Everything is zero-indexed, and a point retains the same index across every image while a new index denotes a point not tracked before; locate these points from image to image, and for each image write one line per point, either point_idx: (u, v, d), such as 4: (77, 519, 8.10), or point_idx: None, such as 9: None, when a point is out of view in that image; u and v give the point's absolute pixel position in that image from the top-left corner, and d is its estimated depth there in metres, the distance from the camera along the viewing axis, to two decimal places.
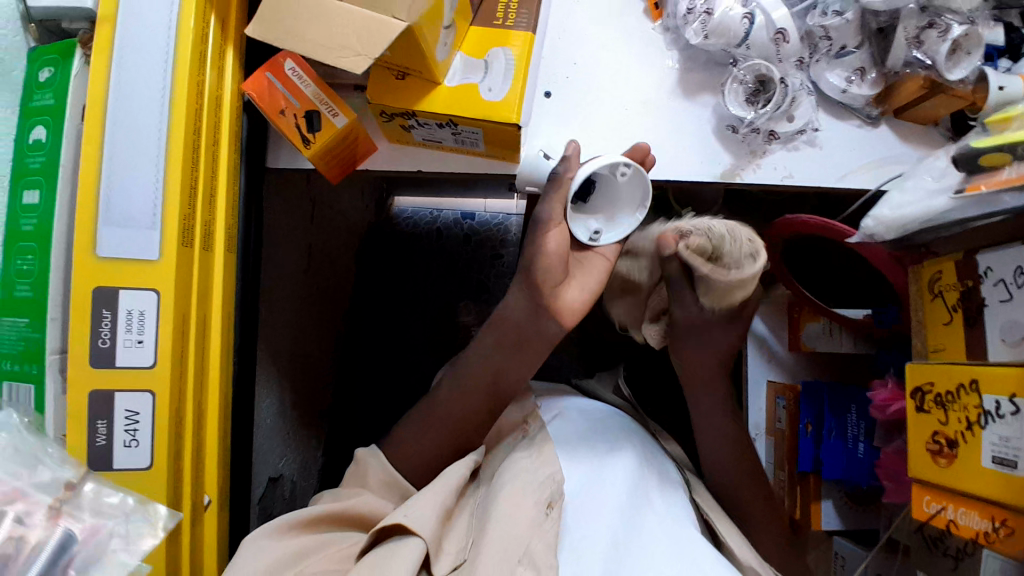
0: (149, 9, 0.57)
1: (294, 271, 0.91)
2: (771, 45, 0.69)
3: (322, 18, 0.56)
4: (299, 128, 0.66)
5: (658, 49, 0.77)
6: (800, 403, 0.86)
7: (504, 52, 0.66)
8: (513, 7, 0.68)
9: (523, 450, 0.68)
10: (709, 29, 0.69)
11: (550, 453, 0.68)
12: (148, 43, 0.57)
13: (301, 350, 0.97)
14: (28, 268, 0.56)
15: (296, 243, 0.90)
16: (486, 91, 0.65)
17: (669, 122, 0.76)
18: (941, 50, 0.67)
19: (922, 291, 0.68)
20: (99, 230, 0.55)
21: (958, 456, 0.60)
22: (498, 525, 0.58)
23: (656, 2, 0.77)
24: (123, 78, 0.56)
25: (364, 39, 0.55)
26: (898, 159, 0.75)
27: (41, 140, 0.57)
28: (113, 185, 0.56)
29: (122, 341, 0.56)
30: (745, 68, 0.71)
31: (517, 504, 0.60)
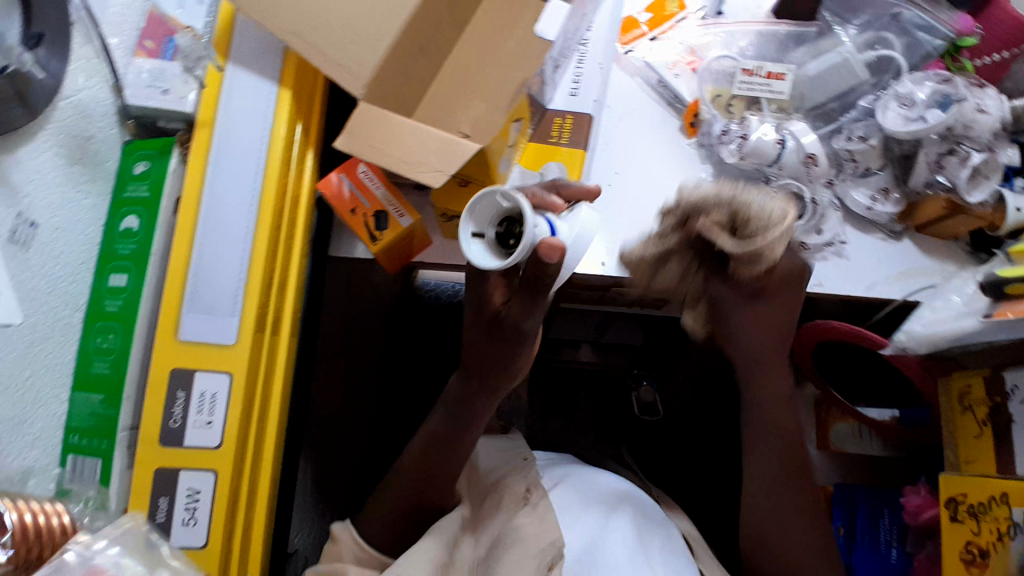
0: (248, 118, 0.64)
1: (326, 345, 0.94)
2: (802, 167, 0.75)
3: (403, 134, 0.64)
4: (367, 225, 0.72)
5: (692, 162, 0.81)
6: (832, 507, 0.86)
7: (556, 165, 0.73)
8: (566, 129, 0.75)
9: (525, 516, 0.69)
10: (745, 151, 0.76)
11: (552, 520, 0.68)
12: (244, 147, 0.63)
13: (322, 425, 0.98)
14: (109, 346, 0.59)
15: None
16: None
17: None
18: (962, 175, 0.72)
19: (953, 404, 0.70)
20: (184, 315, 0.60)
21: (992, 566, 0.59)
22: None
23: (691, 121, 0.82)
24: (218, 178, 0.62)
25: (442, 158, 0.63)
26: (924, 271, 0.78)
27: (133, 228, 0.61)
28: (201, 274, 0.61)
29: (193, 421, 0.59)
30: (778, 186, 0.76)
31: None
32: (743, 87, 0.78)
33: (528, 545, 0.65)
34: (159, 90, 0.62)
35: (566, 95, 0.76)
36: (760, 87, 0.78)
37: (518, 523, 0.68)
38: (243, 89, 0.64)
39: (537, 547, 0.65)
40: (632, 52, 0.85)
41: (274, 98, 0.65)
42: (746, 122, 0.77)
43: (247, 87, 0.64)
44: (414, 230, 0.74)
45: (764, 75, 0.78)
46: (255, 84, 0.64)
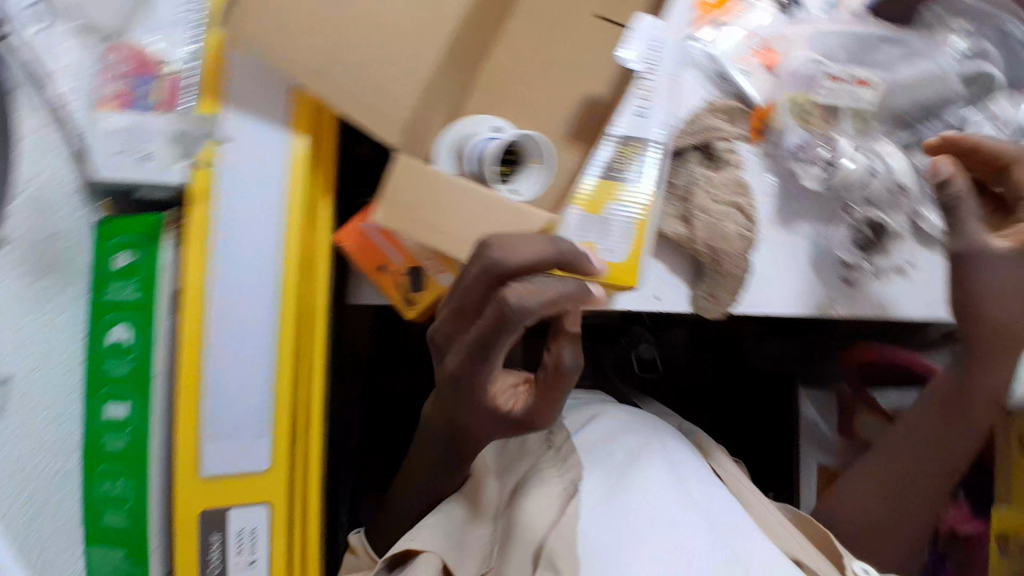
0: (253, 185, 0.49)
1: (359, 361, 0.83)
2: (887, 195, 0.69)
3: (454, 202, 0.50)
4: (397, 286, 0.60)
5: (756, 173, 0.71)
6: None
7: (623, 208, 0.62)
8: (633, 157, 0.63)
9: (551, 465, 0.60)
10: (832, 180, 0.68)
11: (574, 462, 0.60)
12: (254, 223, 0.49)
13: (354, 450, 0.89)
14: (121, 492, 0.48)
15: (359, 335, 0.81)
16: (607, 252, 0.61)
17: (773, 253, 0.70)
18: None
19: (1009, 447, 0.71)
20: (203, 447, 0.49)
21: None
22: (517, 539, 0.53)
23: (760, 127, 0.71)
24: (224, 270, 0.49)
25: (507, 235, 0.50)
26: None
27: (125, 340, 0.48)
28: (216, 395, 0.49)
29: (234, 564, 0.51)
30: (859, 215, 0.70)
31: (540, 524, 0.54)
32: (826, 94, 0.68)
33: (550, 485, 0.58)
34: (136, 156, 0.48)
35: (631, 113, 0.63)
36: (846, 96, 0.68)
37: (540, 472, 0.60)
38: (243, 146, 0.49)
39: (554, 491, 0.57)
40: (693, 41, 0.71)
41: (286, 151, 0.50)
42: (832, 143, 0.69)
43: (251, 142, 0.49)
44: None
45: (852, 81, 0.68)
46: (262, 135, 0.49)
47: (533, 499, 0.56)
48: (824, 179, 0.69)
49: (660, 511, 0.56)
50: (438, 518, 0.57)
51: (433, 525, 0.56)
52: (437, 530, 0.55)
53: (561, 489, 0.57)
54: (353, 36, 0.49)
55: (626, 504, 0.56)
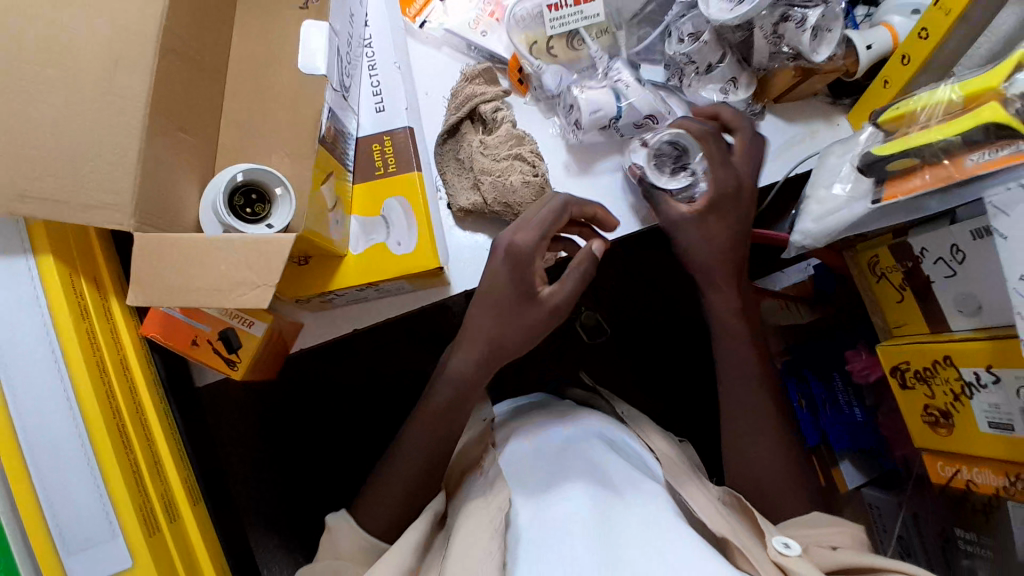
0: (17, 318, 0.53)
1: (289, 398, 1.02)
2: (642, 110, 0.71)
3: (200, 262, 0.53)
4: (218, 351, 0.63)
5: (539, 120, 0.74)
6: (786, 383, 0.89)
7: (397, 200, 0.64)
8: (389, 153, 0.65)
9: (480, 493, 0.63)
10: (581, 121, 0.70)
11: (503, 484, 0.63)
12: (33, 351, 0.53)
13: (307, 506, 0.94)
14: None
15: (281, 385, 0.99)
16: (396, 246, 0.63)
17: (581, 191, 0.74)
18: (803, 40, 0.68)
19: (865, 275, 0.69)
20: (66, 563, 0.52)
21: (956, 425, 0.61)
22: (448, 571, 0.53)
23: (519, 78, 0.74)
24: (20, 401, 0.52)
25: (257, 269, 0.52)
26: (794, 140, 0.78)
27: None
28: (59, 514, 0.52)
29: None
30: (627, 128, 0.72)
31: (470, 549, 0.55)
32: (558, 25, 0.70)
33: (479, 509, 0.60)
34: None
35: (372, 113, 0.66)
36: (572, 18, 0.70)
37: (469, 507, 0.61)
38: None
39: (488, 514, 0.58)
40: (428, 23, 0.74)
41: (37, 275, 0.54)
42: (566, 97, 0.71)
43: (1, 280, 0.53)
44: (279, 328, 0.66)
45: (571, 4, 0.69)
46: (7, 270, 0.53)
47: (466, 528, 0.57)
48: (569, 132, 0.72)
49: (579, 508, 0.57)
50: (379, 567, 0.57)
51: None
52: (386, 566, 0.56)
53: (494, 511, 0.59)
54: (50, 152, 0.52)
55: (548, 515, 0.58)
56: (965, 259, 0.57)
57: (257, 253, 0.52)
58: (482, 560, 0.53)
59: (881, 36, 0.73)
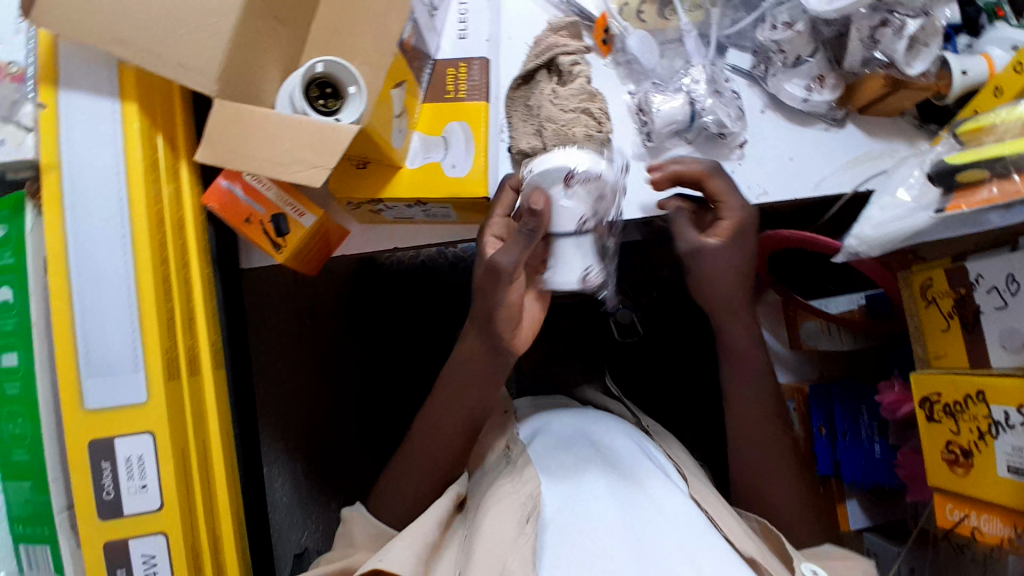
0: (93, 154, 0.56)
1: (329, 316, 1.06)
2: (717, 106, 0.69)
3: (270, 135, 0.56)
4: (267, 233, 0.66)
5: (613, 83, 0.72)
6: (810, 406, 0.84)
7: (460, 126, 0.66)
8: (462, 79, 0.67)
9: (505, 475, 0.65)
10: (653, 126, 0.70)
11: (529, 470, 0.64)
12: (101, 186, 0.56)
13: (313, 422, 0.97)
14: (20, 432, 0.56)
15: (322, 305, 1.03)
16: (450, 168, 0.65)
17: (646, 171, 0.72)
18: (898, 48, 0.65)
19: (915, 298, 0.67)
20: (83, 383, 0.55)
21: (975, 466, 0.59)
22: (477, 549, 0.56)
23: (604, 38, 0.72)
24: (79, 228, 0.55)
25: (318, 149, 0.55)
26: (871, 156, 0.73)
27: (7, 301, 0.56)
28: (88, 337, 0.55)
29: (126, 488, 0.56)
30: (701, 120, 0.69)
31: (497, 535, 0.57)
32: None
33: (505, 493, 0.62)
34: None
35: (454, 39, 0.68)
36: None
37: (497, 488, 0.63)
38: (81, 120, 0.56)
39: (516, 501, 0.61)
40: None
41: (119, 116, 0.57)
42: (642, 96, 0.70)
43: (86, 115, 0.56)
44: (324, 226, 0.68)
45: None
46: (93, 108, 0.57)
47: (495, 510, 0.60)
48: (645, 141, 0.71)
49: (608, 516, 0.59)
50: (403, 541, 0.60)
51: (405, 546, 0.59)
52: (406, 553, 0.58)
53: (520, 499, 0.61)
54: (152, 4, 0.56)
55: (577, 509, 0.60)
56: (1019, 291, 0.55)
57: (321, 136, 0.55)
58: (510, 544, 0.56)
59: (979, 63, 0.69)
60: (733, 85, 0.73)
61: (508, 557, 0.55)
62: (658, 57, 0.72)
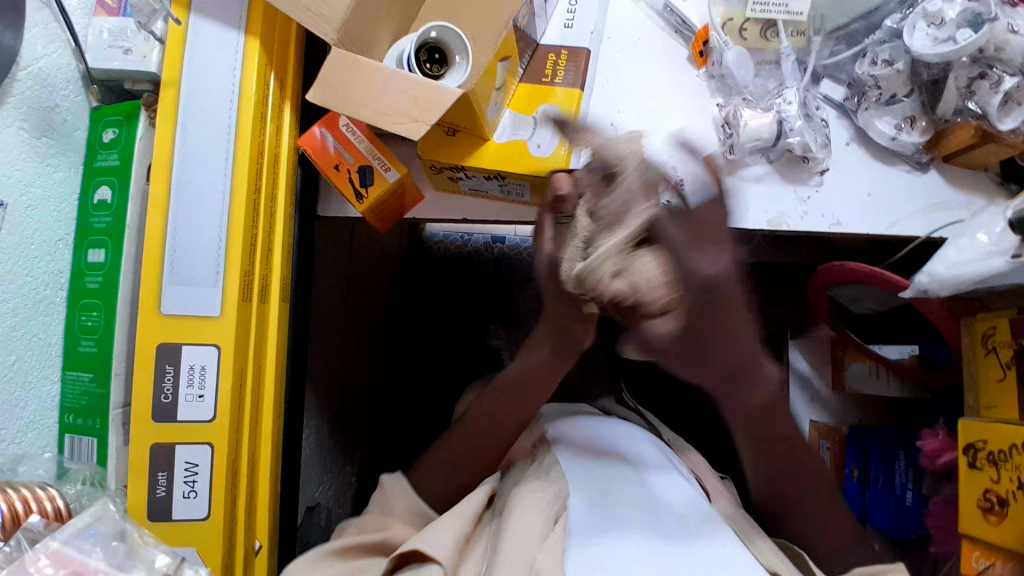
0: (213, 76, 0.59)
1: (378, 285, 1.08)
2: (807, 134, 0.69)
3: (377, 85, 0.58)
4: (352, 182, 0.68)
5: (703, 95, 0.74)
6: (845, 447, 0.83)
7: (551, 109, 0.67)
8: (561, 65, 0.69)
9: (534, 475, 0.64)
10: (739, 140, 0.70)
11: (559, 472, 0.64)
12: (214, 107, 0.59)
13: (348, 383, 0.99)
14: (94, 324, 0.58)
15: (374, 273, 1.05)
16: (536, 147, 0.66)
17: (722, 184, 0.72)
18: (993, 102, 0.65)
19: (975, 346, 0.66)
20: (164, 288, 0.57)
21: (1009, 515, 0.58)
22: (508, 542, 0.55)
23: (701, 50, 0.74)
24: (188, 143, 0.58)
25: (421, 107, 0.57)
26: (950, 205, 0.73)
27: (106, 200, 0.59)
28: (177, 245, 0.58)
29: (184, 395, 0.58)
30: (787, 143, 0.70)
31: (527, 530, 0.56)
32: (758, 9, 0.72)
33: (534, 492, 0.61)
34: (121, 49, 0.59)
35: (560, 27, 0.71)
36: (775, 7, 0.72)
37: (526, 486, 0.62)
38: (205, 42, 0.59)
39: (543, 501, 0.60)
40: None
41: (241, 48, 0.60)
42: (731, 110, 0.71)
43: (212, 40, 0.60)
44: (404, 185, 0.70)
45: None
46: (217, 33, 0.60)
47: (522, 507, 0.59)
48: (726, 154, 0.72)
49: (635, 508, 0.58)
50: (439, 526, 0.59)
51: (441, 532, 0.59)
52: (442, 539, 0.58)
53: (548, 498, 0.60)
54: None
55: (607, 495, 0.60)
56: None
57: (424, 95, 0.57)
58: (539, 542, 0.55)
59: None
60: (823, 114, 0.73)
61: (537, 555, 0.54)
62: (752, 75, 0.73)
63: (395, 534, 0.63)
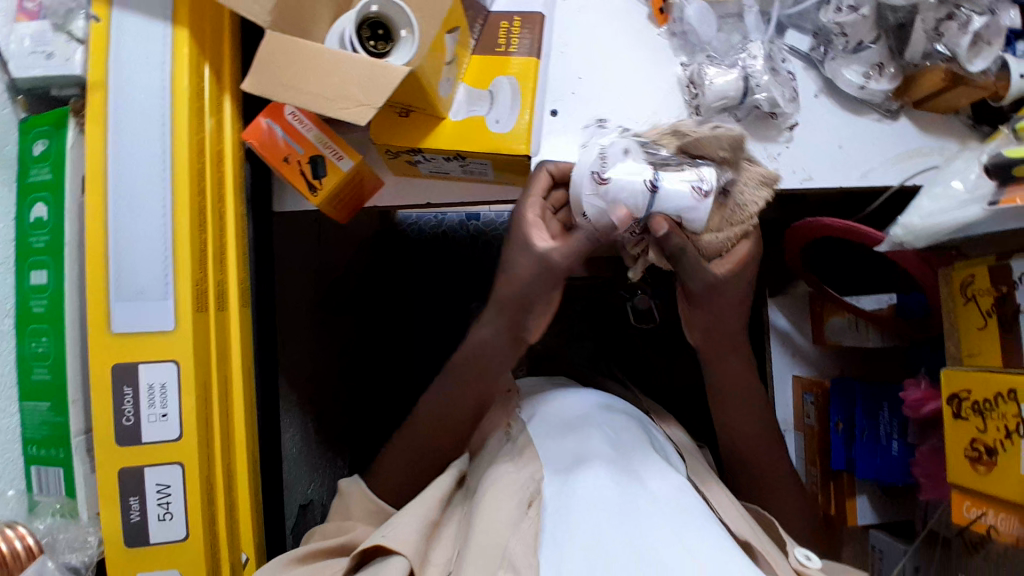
0: (142, 72, 0.55)
1: (352, 274, 1.05)
2: (773, 87, 0.66)
3: (318, 69, 0.54)
4: (304, 174, 0.64)
5: (664, 54, 0.71)
6: (830, 400, 0.83)
7: (508, 81, 0.63)
8: (514, 32, 0.65)
9: (506, 457, 0.64)
10: (707, 101, 0.67)
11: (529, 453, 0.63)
12: (145, 107, 0.55)
13: (328, 378, 0.96)
14: (44, 351, 0.55)
15: (346, 262, 1.02)
16: (494, 123, 0.63)
17: None
18: (962, 43, 0.64)
19: (954, 295, 0.66)
20: (113, 305, 0.54)
21: (998, 464, 0.58)
22: (477, 530, 0.54)
23: (661, 6, 0.71)
24: (121, 147, 0.55)
25: (366, 88, 0.53)
26: (922, 151, 0.71)
27: (43, 217, 0.55)
28: (121, 257, 0.54)
29: (147, 416, 0.55)
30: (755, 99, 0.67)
31: (498, 515, 0.56)
32: None
33: (504, 475, 0.61)
34: (43, 55, 0.55)
35: None
36: None
37: (496, 470, 0.62)
38: (130, 37, 0.55)
39: (516, 484, 0.59)
40: None
41: (169, 40, 0.56)
42: (695, 69, 0.68)
43: (136, 33, 0.56)
44: (360, 171, 0.67)
45: None
46: (144, 26, 0.56)
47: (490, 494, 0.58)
48: (693, 115, 0.69)
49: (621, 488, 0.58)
50: (409, 513, 0.58)
51: (410, 522, 0.57)
52: (413, 527, 0.56)
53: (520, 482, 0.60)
54: None
55: None
56: None
57: (370, 75, 0.53)
58: (511, 529, 0.54)
59: None
60: (789, 66, 0.71)
61: (509, 542, 0.53)
62: (716, 30, 0.69)
63: (360, 533, 0.63)
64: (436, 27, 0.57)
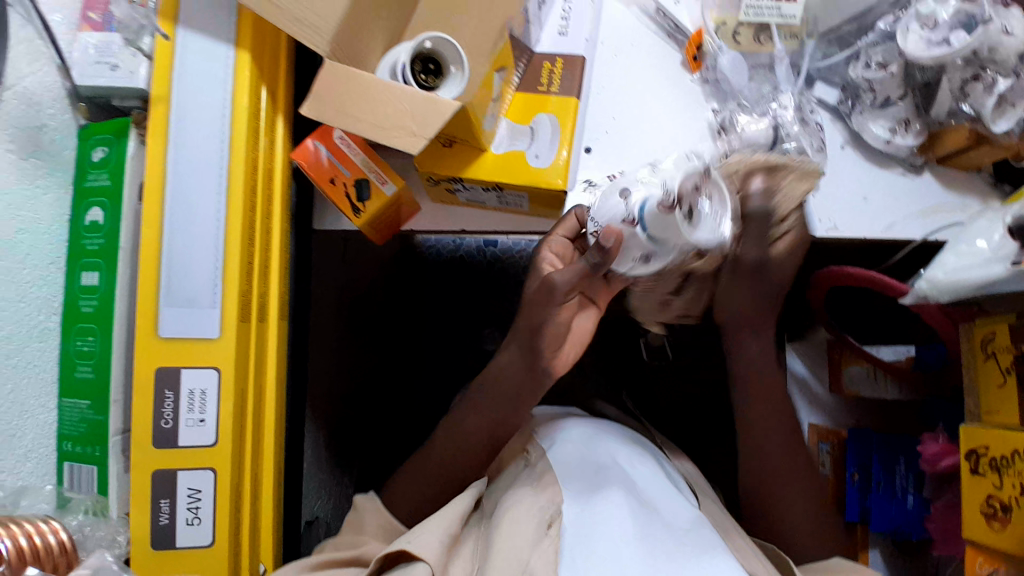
0: (204, 91, 0.58)
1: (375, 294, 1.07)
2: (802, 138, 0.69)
3: (373, 100, 0.57)
4: (349, 196, 0.66)
5: (697, 100, 0.74)
6: (845, 450, 0.85)
7: (548, 117, 0.67)
8: (556, 73, 0.68)
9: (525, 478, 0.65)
10: (736, 147, 0.70)
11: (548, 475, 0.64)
12: (205, 124, 0.58)
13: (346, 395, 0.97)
14: (90, 349, 0.56)
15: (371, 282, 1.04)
16: (533, 158, 0.65)
17: None
18: (987, 104, 0.65)
19: (975, 352, 0.67)
20: (161, 311, 0.56)
21: (1012, 521, 0.58)
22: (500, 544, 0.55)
23: (695, 54, 0.73)
24: (181, 160, 0.57)
25: (419, 119, 0.56)
26: (946, 207, 0.73)
27: (98, 221, 0.57)
28: (173, 265, 0.56)
29: (185, 420, 0.57)
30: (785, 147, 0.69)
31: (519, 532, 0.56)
32: (752, 12, 0.71)
33: (523, 496, 0.61)
34: (108, 66, 0.57)
35: (554, 35, 0.70)
36: (769, 11, 0.70)
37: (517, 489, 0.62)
38: (195, 57, 0.58)
39: (534, 503, 0.59)
40: None
41: (232, 62, 0.58)
42: (726, 116, 0.71)
43: (200, 54, 0.58)
44: (401, 197, 0.69)
45: None
46: (210, 48, 0.58)
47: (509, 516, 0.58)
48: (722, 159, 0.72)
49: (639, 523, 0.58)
50: (430, 523, 0.59)
51: (431, 532, 0.58)
52: (434, 539, 0.57)
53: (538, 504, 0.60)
54: None
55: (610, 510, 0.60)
56: None
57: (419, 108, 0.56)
58: (532, 543, 0.55)
59: None
60: (818, 118, 0.73)
61: (530, 557, 0.54)
62: (748, 80, 0.72)
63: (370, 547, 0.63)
64: (484, 64, 0.60)
